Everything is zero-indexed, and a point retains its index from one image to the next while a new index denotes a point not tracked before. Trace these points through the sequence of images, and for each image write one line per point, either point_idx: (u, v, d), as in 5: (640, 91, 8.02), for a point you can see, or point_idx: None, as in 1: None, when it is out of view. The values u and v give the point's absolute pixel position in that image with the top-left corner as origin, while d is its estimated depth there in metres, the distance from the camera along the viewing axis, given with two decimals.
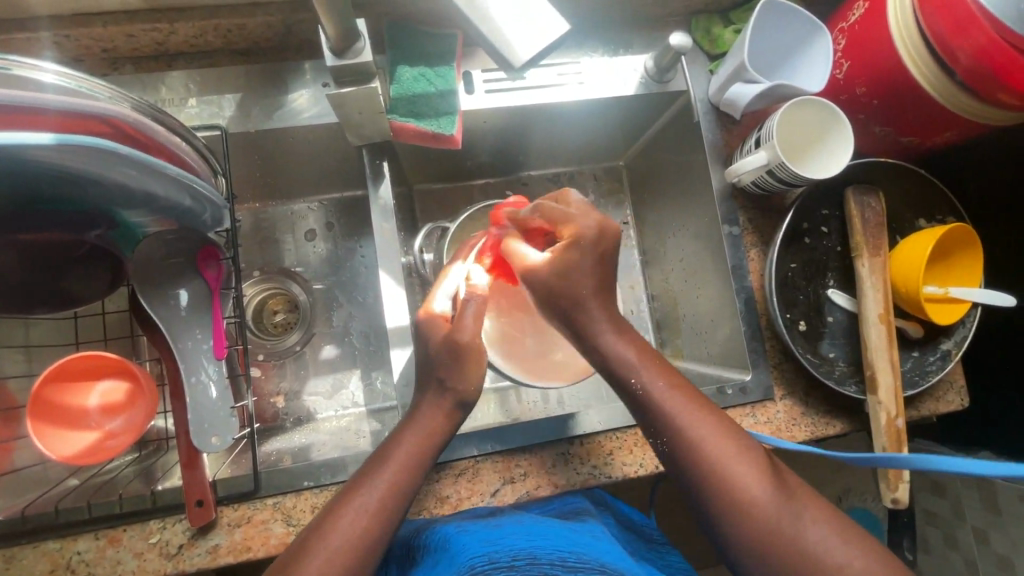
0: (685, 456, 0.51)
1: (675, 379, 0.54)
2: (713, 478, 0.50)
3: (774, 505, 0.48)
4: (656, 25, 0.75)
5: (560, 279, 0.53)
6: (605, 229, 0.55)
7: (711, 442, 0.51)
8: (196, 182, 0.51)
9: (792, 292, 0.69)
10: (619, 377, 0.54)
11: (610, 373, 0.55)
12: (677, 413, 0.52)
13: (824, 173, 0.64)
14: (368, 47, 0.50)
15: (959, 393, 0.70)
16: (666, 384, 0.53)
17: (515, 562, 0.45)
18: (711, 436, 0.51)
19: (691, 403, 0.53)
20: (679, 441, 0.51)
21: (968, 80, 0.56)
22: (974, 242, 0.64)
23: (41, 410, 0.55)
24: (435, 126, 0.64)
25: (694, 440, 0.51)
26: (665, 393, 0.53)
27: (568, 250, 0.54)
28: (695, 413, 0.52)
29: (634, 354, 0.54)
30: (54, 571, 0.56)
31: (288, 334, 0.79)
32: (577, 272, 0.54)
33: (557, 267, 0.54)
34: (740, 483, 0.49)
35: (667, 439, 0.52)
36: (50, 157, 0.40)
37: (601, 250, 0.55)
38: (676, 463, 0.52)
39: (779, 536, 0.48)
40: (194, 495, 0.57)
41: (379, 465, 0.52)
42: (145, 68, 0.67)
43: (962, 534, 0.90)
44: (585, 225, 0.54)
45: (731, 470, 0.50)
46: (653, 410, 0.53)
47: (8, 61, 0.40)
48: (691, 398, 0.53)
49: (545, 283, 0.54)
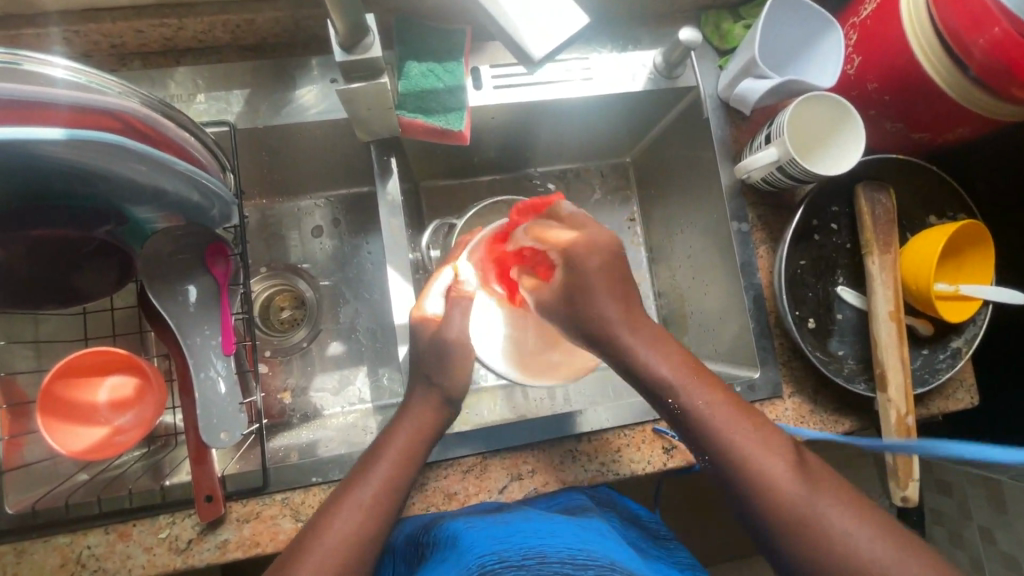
0: (724, 464, 0.49)
1: (711, 383, 0.52)
2: (753, 486, 0.48)
3: (821, 515, 0.45)
4: (665, 21, 0.74)
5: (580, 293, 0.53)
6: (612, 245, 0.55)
7: (751, 447, 0.48)
8: (205, 178, 0.51)
9: (802, 290, 0.68)
10: (651, 389, 0.52)
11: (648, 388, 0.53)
12: (715, 419, 0.50)
13: (836, 169, 0.64)
14: (377, 42, 0.50)
15: (969, 392, 0.69)
16: (702, 392, 0.51)
17: (525, 561, 0.45)
18: (750, 441, 0.49)
19: (727, 406, 0.51)
20: (717, 449, 0.49)
21: (982, 76, 0.56)
22: (986, 239, 0.64)
23: (50, 405, 0.55)
24: (443, 123, 0.63)
25: (733, 447, 0.49)
26: (702, 401, 0.50)
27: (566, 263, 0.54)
28: (730, 418, 0.50)
29: (668, 369, 0.51)
30: (64, 565, 0.57)
31: (295, 330, 0.79)
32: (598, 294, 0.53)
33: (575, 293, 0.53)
34: (785, 490, 0.46)
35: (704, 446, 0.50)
36: (60, 152, 0.40)
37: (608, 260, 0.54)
38: (716, 471, 0.50)
39: (827, 536, 0.44)
40: (203, 490, 0.57)
41: (374, 460, 0.52)
42: (153, 64, 0.67)
43: (971, 534, 0.89)
44: (596, 238, 0.55)
45: (772, 476, 0.47)
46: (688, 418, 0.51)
47: (18, 56, 0.41)
48: (728, 401, 0.51)
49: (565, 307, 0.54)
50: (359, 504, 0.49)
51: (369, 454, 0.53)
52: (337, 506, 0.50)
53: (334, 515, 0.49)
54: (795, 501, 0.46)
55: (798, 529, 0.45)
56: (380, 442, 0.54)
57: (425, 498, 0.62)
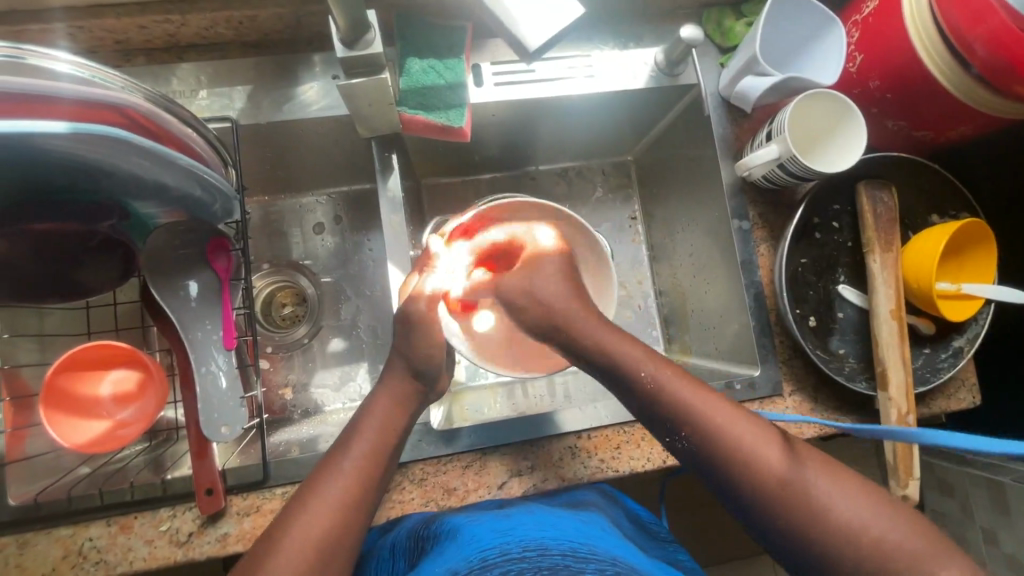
0: (698, 439, 0.50)
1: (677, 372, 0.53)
2: (729, 457, 0.48)
3: (797, 476, 0.47)
4: (668, 18, 0.74)
5: (558, 298, 0.56)
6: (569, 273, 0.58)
7: (726, 423, 0.49)
8: (206, 173, 0.51)
9: (802, 288, 0.68)
10: (620, 373, 0.53)
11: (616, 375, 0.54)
12: (688, 399, 0.51)
13: (838, 165, 0.64)
14: (378, 38, 0.50)
15: (971, 392, 0.69)
16: (672, 374, 0.52)
17: (526, 553, 0.45)
18: (722, 417, 0.50)
19: (696, 388, 0.52)
20: (689, 424, 0.50)
21: (985, 74, 0.55)
22: (989, 238, 0.63)
23: (53, 398, 0.56)
24: (444, 119, 0.64)
25: (707, 422, 0.49)
26: (673, 381, 0.52)
27: (547, 263, 0.58)
28: (701, 396, 0.51)
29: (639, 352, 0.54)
30: (66, 557, 0.57)
31: (296, 326, 0.80)
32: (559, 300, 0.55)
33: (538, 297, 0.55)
34: (761, 457, 0.48)
35: (678, 424, 0.51)
36: (63, 146, 0.41)
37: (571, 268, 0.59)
38: (690, 449, 0.51)
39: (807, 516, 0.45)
40: (204, 484, 0.58)
41: (352, 436, 0.52)
42: (157, 60, 0.68)
43: (973, 535, 0.89)
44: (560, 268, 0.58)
45: (748, 445, 0.48)
46: (659, 400, 0.51)
47: (23, 50, 0.41)
48: (696, 384, 0.52)
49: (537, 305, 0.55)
50: (340, 474, 0.49)
51: (346, 431, 0.53)
52: (318, 478, 0.49)
53: (314, 487, 0.48)
54: (771, 466, 0.47)
55: (772, 494, 0.46)
56: (355, 423, 0.53)
57: (424, 494, 0.62)
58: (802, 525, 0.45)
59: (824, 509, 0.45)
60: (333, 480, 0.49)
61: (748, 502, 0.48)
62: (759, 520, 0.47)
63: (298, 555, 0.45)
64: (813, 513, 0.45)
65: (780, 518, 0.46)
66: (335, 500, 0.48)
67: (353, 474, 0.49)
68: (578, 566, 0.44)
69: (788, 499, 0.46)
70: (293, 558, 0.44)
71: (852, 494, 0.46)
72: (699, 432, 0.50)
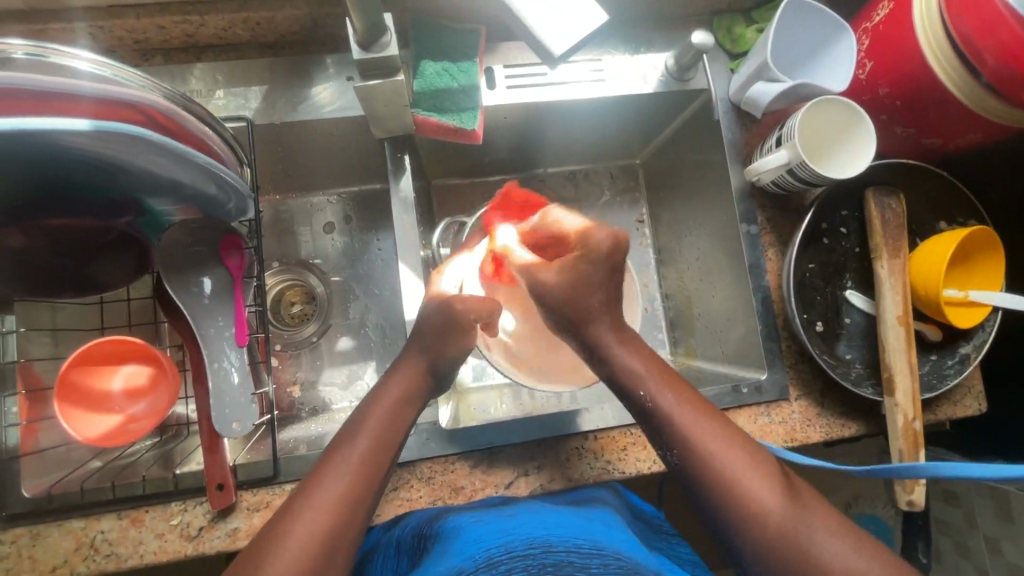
0: (694, 468, 0.50)
1: (686, 394, 0.53)
2: (722, 488, 0.49)
3: (787, 518, 0.47)
4: (679, 23, 0.75)
5: (573, 294, 0.53)
6: (619, 241, 0.54)
7: (714, 438, 0.50)
8: (224, 172, 0.51)
9: (810, 293, 0.69)
10: (626, 389, 0.54)
11: (620, 387, 0.54)
12: (689, 428, 0.51)
13: (850, 170, 0.64)
14: (394, 41, 0.51)
15: (976, 399, 0.69)
16: (675, 398, 0.52)
17: (530, 550, 0.45)
18: (721, 448, 0.50)
19: (700, 415, 0.52)
20: (688, 452, 0.50)
21: (994, 83, 0.56)
22: (996, 245, 0.64)
23: (67, 392, 0.56)
24: (456, 121, 0.65)
25: (705, 453, 0.50)
26: (674, 405, 0.52)
27: (576, 264, 0.54)
28: (705, 424, 0.51)
29: (642, 364, 0.53)
30: (78, 549, 0.58)
31: (306, 325, 0.80)
32: (588, 284, 0.53)
33: (566, 279, 0.53)
34: (753, 496, 0.48)
35: (676, 450, 0.51)
36: (85, 144, 0.42)
37: (615, 262, 0.54)
38: (686, 476, 0.51)
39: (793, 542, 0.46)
40: (214, 479, 0.58)
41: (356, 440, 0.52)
42: (174, 59, 0.69)
43: (974, 542, 0.89)
44: (598, 237, 0.54)
45: (743, 482, 0.48)
46: (662, 423, 0.52)
47: (46, 49, 0.42)
48: (703, 412, 0.52)
49: (557, 299, 0.53)
50: (348, 465, 0.50)
51: (345, 430, 0.53)
52: (323, 473, 0.49)
53: (318, 481, 0.49)
54: (757, 491, 0.48)
55: (759, 530, 0.47)
56: (361, 414, 0.53)
57: (432, 492, 0.63)
58: (793, 561, 0.46)
59: (810, 552, 0.46)
60: (355, 475, 0.49)
61: (737, 535, 0.48)
62: (741, 555, 0.48)
63: (309, 546, 0.45)
64: (796, 554, 0.46)
65: (764, 555, 0.47)
66: (346, 496, 0.48)
67: (362, 468, 0.50)
68: (583, 563, 0.44)
69: (775, 539, 0.47)
70: (312, 549, 0.46)
71: (837, 540, 0.46)
72: (697, 460, 0.50)
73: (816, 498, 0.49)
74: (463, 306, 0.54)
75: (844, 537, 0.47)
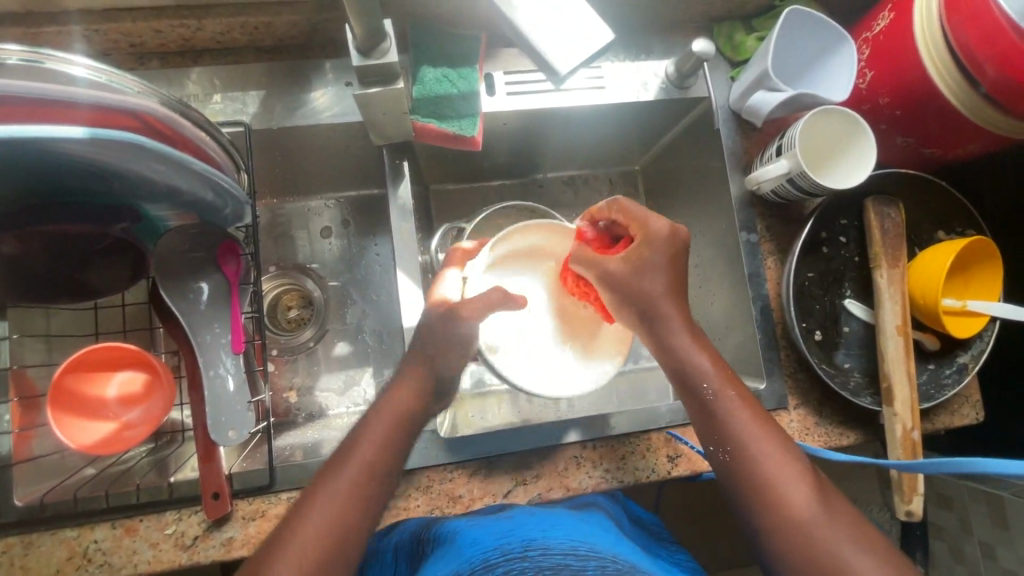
0: (743, 467, 0.50)
1: (745, 394, 0.53)
2: (763, 489, 0.49)
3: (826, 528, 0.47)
4: (679, 31, 0.75)
5: (636, 279, 0.53)
6: (676, 231, 0.54)
7: (765, 446, 0.50)
8: (220, 178, 0.51)
9: (809, 302, 0.69)
10: (688, 383, 0.53)
11: (681, 377, 0.53)
12: (743, 431, 0.51)
13: (847, 181, 0.64)
14: (394, 47, 0.51)
15: (974, 407, 0.70)
16: (736, 398, 0.52)
17: (527, 552, 0.45)
18: (770, 451, 0.50)
19: (754, 418, 0.52)
20: (745, 455, 0.50)
21: (994, 93, 0.56)
22: (994, 255, 0.64)
23: (62, 399, 0.56)
24: (457, 128, 0.64)
25: (754, 457, 0.50)
26: (736, 403, 0.52)
27: (641, 255, 0.53)
28: (759, 425, 0.51)
29: (709, 361, 0.52)
30: (71, 559, 0.57)
31: (302, 330, 0.80)
32: (653, 270, 0.53)
33: (631, 265, 0.53)
34: (799, 505, 0.48)
35: (727, 449, 0.51)
36: (79, 149, 0.41)
37: (672, 250, 0.54)
38: (735, 477, 0.51)
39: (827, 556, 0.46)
40: (210, 487, 0.57)
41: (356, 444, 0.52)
42: (170, 63, 0.68)
43: (969, 548, 0.89)
44: (657, 225, 0.54)
45: (785, 486, 0.49)
46: (721, 423, 0.51)
47: (41, 55, 0.42)
48: (757, 416, 0.52)
49: (619, 283, 0.53)
50: (349, 474, 0.50)
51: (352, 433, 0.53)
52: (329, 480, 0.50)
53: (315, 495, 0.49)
54: (801, 504, 0.48)
55: (786, 534, 0.48)
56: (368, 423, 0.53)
57: (429, 501, 0.62)
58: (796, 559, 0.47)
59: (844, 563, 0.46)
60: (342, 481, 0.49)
61: (778, 543, 0.48)
62: (771, 559, 0.49)
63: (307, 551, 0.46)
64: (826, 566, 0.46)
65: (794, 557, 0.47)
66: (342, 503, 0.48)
67: (348, 466, 0.50)
68: (579, 565, 0.43)
69: (805, 543, 0.47)
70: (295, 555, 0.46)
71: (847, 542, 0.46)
72: (748, 460, 0.50)
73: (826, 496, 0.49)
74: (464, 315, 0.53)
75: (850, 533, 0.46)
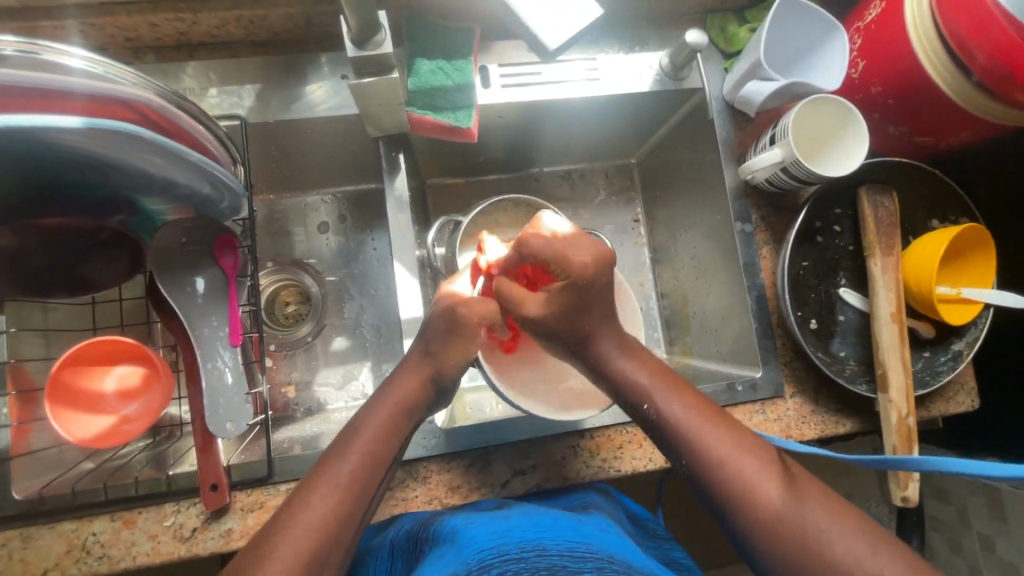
0: (703, 476, 0.50)
1: (692, 400, 0.53)
2: (734, 489, 0.49)
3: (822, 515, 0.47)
4: (672, 23, 0.75)
5: (565, 320, 0.54)
6: (599, 261, 0.54)
7: (725, 448, 0.50)
8: (216, 169, 0.51)
9: (804, 291, 0.69)
10: (633, 403, 0.54)
11: (622, 398, 0.55)
12: (697, 433, 0.51)
13: (841, 170, 0.65)
14: (388, 39, 0.51)
15: (970, 394, 0.70)
16: (681, 406, 0.53)
17: (523, 554, 0.45)
18: (727, 449, 0.50)
19: (708, 419, 0.52)
20: (698, 460, 0.50)
21: (984, 80, 0.56)
22: (988, 242, 0.64)
23: (59, 392, 0.55)
24: (452, 120, 0.65)
25: (712, 459, 0.50)
26: (681, 415, 0.52)
27: (563, 293, 0.53)
28: (713, 427, 0.51)
29: (646, 376, 0.54)
30: (70, 551, 0.57)
31: (299, 325, 0.80)
32: (580, 313, 0.54)
33: (555, 310, 0.54)
34: (775, 500, 0.47)
35: (684, 459, 0.51)
36: (75, 141, 0.41)
37: (602, 275, 0.54)
38: (699, 484, 0.51)
39: (814, 546, 0.46)
40: (208, 479, 0.58)
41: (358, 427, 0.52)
42: (166, 57, 0.68)
43: (968, 540, 0.90)
44: (579, 260, 0.54)
45: (751, 484, 0.48)
46: (671, 432, 0.52)
47: (38, 46, 0.41)
48: (711, 418, 0.52)
49: (549, 327, 0.54)
50: (344, 474, 0.48)
51: (345, 433, 0.52)
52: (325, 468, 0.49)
53: (312, 499, 0.47)
54: (771, 501, 0.48)
55: (771, 526, 0.47)
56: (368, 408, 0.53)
57: (427, 492, 0.63)
58: (790, 551, 0.46)
59: (826, 558, 0.45)
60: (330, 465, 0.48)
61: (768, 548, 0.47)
62: (764, 561, 0.47)
63: (293, 547, 0.45)
64: (809, 556, 0.45)
65: (781, 560, 0.46)
66: (326, 502, 0.47)
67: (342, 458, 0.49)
68: (576, 566, 0.44)
69: (791, 539, 0.46)
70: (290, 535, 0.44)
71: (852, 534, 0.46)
72: (705, 465, 0.50)
73: (821, 486, 0.49)
74: (457, 312, 0.54)
75: (846, 520, 0.47)
